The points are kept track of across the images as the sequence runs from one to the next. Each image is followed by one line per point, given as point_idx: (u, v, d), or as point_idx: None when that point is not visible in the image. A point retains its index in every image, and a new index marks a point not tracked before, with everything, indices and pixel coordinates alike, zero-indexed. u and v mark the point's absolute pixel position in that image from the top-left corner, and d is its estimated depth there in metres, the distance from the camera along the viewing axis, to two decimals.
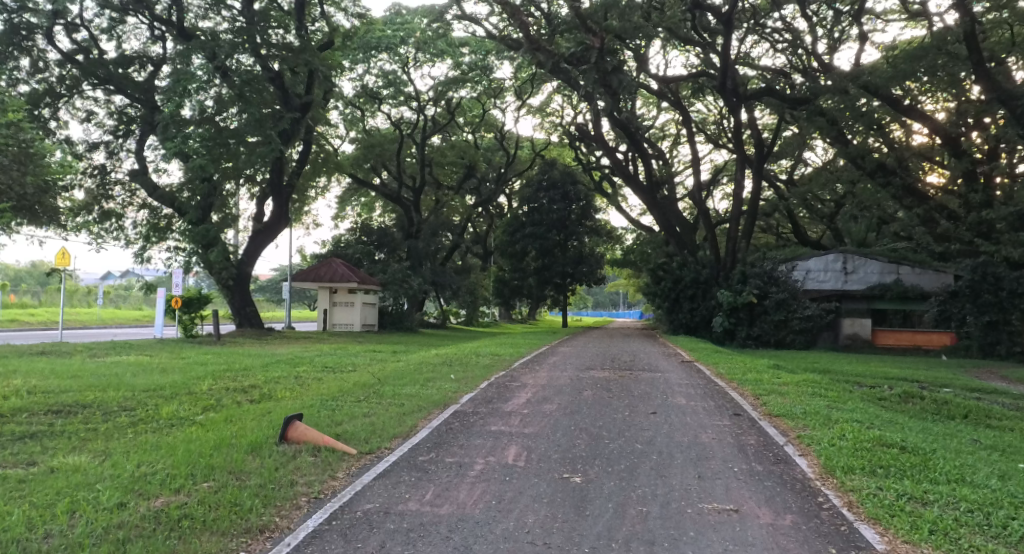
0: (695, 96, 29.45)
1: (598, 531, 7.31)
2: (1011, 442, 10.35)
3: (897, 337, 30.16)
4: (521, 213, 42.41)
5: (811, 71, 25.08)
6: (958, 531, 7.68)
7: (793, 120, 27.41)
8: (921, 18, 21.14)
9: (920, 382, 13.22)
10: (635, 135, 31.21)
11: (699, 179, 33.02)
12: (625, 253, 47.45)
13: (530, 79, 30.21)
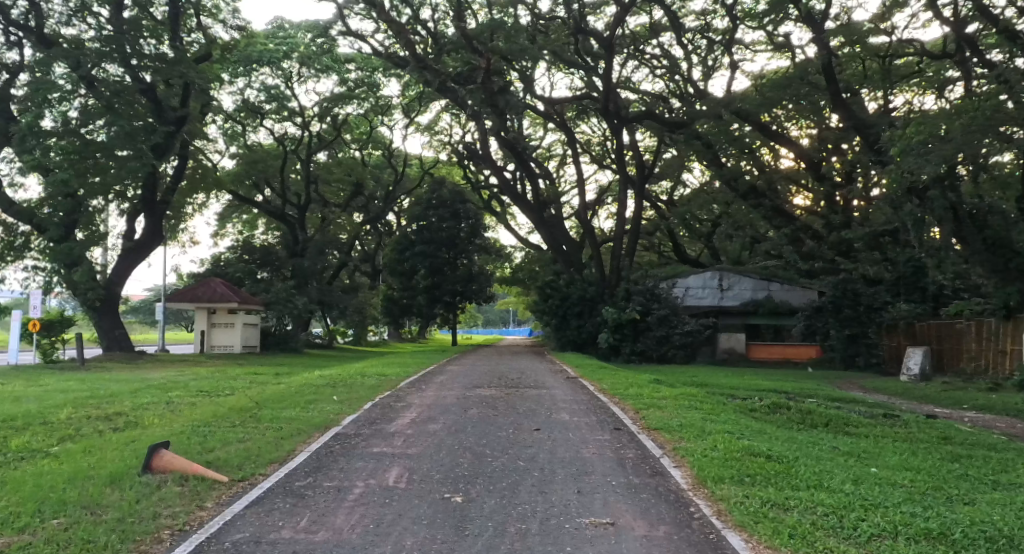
0: (580, 117, 30.19)
1: (476, 550, 7.31)
2: (866, 448, 11.08)
3: (771, 350, 31.59)
4: (410, 231, 42.10)
5: (688, 96, 26.30)
6: (814, 535, 8.09)
7: (672, 143, 28.53)
8: (785, 49, 22.37)
9: (788, 393, 13.89)
10: (522, 155, 31.70)
11: (584, 199, 33.69)
12: (513, 271, 47.98)
13: (418, 96, 30.33)
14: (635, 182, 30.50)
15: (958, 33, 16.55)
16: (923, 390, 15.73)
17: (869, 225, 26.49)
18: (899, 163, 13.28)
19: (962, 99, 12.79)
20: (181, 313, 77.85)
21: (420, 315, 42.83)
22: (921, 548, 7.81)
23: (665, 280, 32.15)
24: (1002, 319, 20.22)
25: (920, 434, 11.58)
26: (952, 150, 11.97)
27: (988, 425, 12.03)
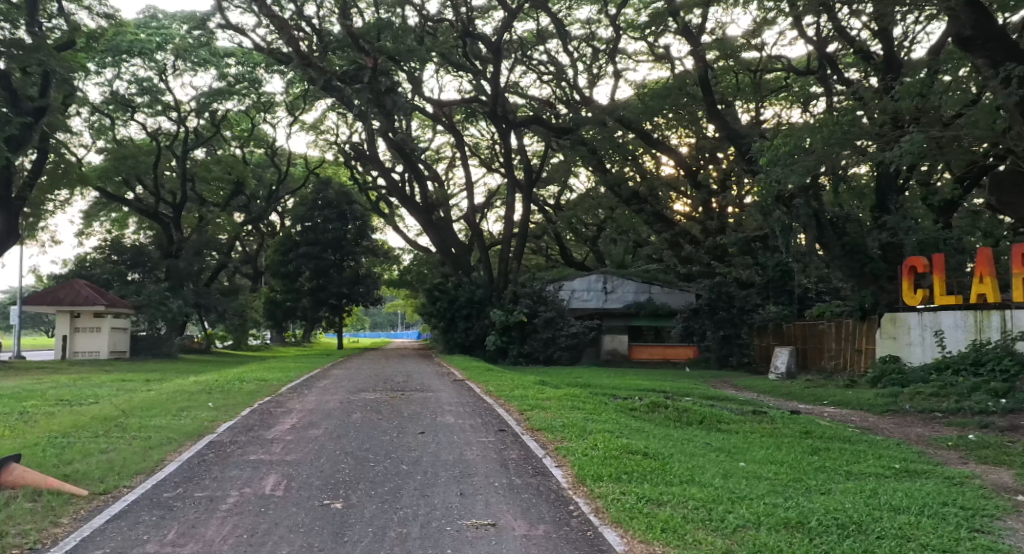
0: (469, 121, 30.41)
1: None
2: (736, 444, 11.66)
3: (651, 351, 32.91)
4: (295, 232, 41.00)
5: (574, 102, 26.85)
6: (685, 528, 8.43)
7: (558, 148, 29.11)
8: (666, 61, 23.27)
9: (666, 392, 14.40)
10: (411, 157, 31.53)
11: (473, 202, 33.75)
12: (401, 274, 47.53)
13: (303, 94, 29.74)
14: (522, 186, 30.86)
15: (819, 51, 17.61)
16: (788, 387, 16.68)
17: (742, 231, 27.78)
18: (768, 172, 14.11)
19: (824, 113, 13.52)
20: (39, 316, 72.76)
21: (305, 319, 41.88)
22: (780, 536, 8.28)
23: (552, 283, 32.63)
24: (858, 321, 21.20)
25: (785, 429, 12.29)
26: (815, 161, 12.80)
27: (843, 418, 12.91)
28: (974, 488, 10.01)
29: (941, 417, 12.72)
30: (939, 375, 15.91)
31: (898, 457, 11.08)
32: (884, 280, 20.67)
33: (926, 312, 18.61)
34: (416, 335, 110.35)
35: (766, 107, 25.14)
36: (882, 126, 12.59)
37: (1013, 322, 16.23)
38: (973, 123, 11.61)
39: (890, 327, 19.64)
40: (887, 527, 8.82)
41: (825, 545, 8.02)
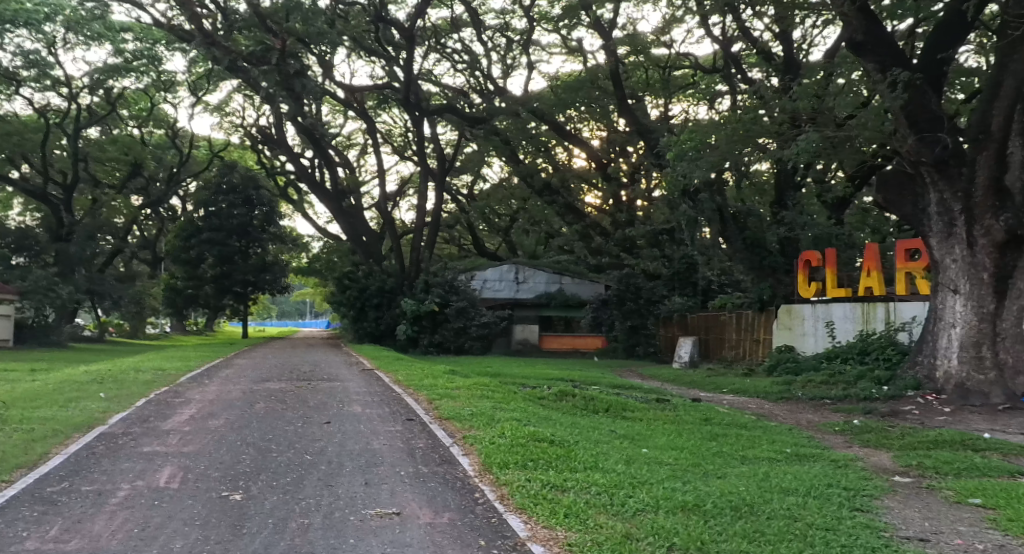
0: (381, 108, 30.08)
1: (251, 550, 7.04)
2: (640, 431, 11.98)
3: (561, 341, 33.60)
4: (197, 217, 39.52)
5: (488, 92, 26.93)
6: (587, 513, 8.59)
7: (472, 138, 29.19)
8: (578, 54, 23.57)
9: (575, 381, 14.62)
10: (321, 143, 31.02)
11: (385, 190, 33.31)
12: (310, 263, 46.47)
13: (206, 74, 28.74)
14: (435, 174, 30.72)
15: (725, 51, 18.22)
16: (690, 376, 17.23)
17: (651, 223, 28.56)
18: (675, 166, 14.58)
19: (729, 110, 13.83)
20: None
21: (208, 306, 40.75)
22: (676, 519, 8.54)
23: (463, 273, 32.60)
24: (757, 312, 22.07)
25: (686, 416, 12.69)
26: (719, 157, 13.30)
27: (741, 406, 13.44)
28: (857, 470, 10.61)
29: (830, 404, 13.40)
30: (829, 364, 16.77)
31: (791, 442, 11.62)
32: (781, 273, 21.30)
33: (819, 304, 19.56)
34: (325, 326, 108.46)
35: (675, 103, 25.77)
36: (782, 124, 12.98)
37: (898, 313, 17.34)
38: (863, 125, 12.26)
39: (786, 319, 20.46)
40: (777, 507, 9.24)
41: (718, 526, 8.32)
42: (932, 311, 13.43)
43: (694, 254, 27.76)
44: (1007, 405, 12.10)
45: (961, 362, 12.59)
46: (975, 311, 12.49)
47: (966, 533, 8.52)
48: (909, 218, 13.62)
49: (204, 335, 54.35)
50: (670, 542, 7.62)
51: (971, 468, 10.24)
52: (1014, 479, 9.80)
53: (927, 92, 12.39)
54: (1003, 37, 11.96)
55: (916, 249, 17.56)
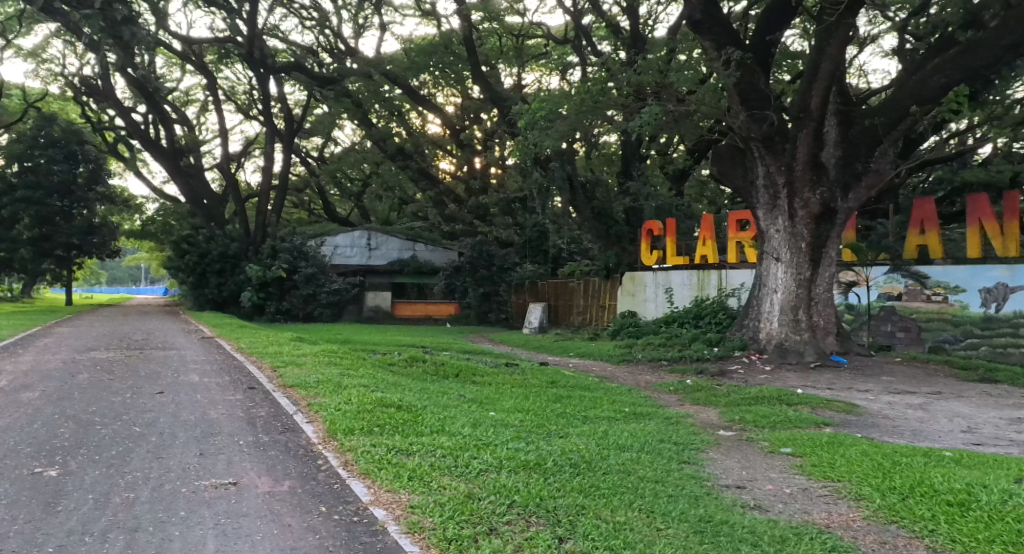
0: (222, 62, 28.64)
1: (66, 529, 6.61)
2: (488, 394, 12.21)
3: (414, 308, 31.95)
4: (9, 173, 35.92)
5: (338, 52, 26.18)
6: (431, 475, 8.63)
7: (320, 99, 28.35)
8: (432, 17, 23.33)
9: (426, 347, 14.65)
10: (154, 97, 29.12)
11: (227, 149, 31.66)
12: (143, 224, 43.51)
13: (16, 13, 25.97)
14: (283, 136, 29.96)
15: (574, 22, 18.60)
16: (540, 340, 17.74)
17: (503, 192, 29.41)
18: (526, 134, 14.79)
19: (577, 80, 14.06)
20: None
21: (24, 270, 37.57)
22: (517, 477, 8.76)
23: (314, 239, 32.27)
24: (603, 279, 23.09)
25: (533, 379, 13.08)
26: (568, 126, 13.70)
27: (585, 368, 14.00)
28: (687, 426, 11.31)
29: (666, 365, 14.21)
30: (667, 327, 17.74)
31: (629, 402, 12.23)
32: (626, 242, 22.38)
33: (659, 272, 20.71)
34: (163, 289, 102.95)
35: (527, 72, 26.27)
36: (626, 97, 13.45)
37: (728, 279, 18.52)
38: (701, 101, 12.90)
39: (629, 285, 21.72)
40: (612, 463, 9.68)
41: (556, 482, 8.61)
42: (758, 278, 14.48)
43: (545, 222, 28.67)
44: (817, 362, 13.49)
45: (781, 325, 13.73)
46: (794, 277, 13.63)
47: (777, 479, 9.31)
48: (740, 190, 14.55)
49: (14, 300, 49.76)
50: (510, 499, 7.78)
51: (785, 421, 11.17)
52: (819, 430, 10.80)
53: (756, 71, 13.21)
54: (821, 23, 12.85)
55: (746, 220, 18.80)
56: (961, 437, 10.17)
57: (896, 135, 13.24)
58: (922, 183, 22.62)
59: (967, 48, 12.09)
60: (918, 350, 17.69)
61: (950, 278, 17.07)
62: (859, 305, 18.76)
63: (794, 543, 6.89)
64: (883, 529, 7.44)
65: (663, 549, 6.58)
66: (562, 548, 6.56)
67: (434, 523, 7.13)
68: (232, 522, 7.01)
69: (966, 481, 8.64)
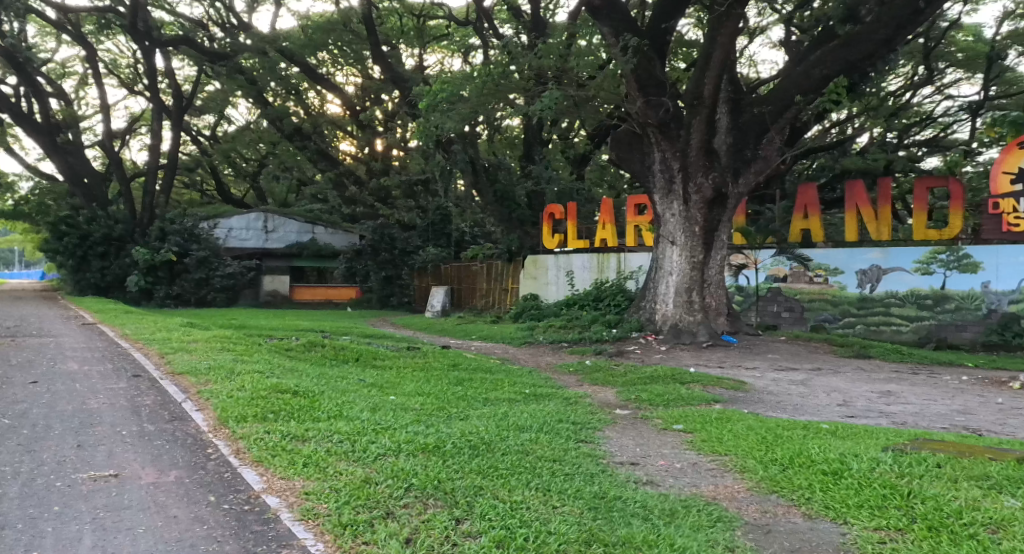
0: (103, 34, 27.31)
1: None
2: (388, 378, 12.10)
3: (313, 292, 33.75)
4: None
5: (230, 26, 25.28)
6: (327, 461, 8.35)
7: (212, 75, 27.31)
8: None
9: (326, 331, 14.39)
10: (27, 68, 27.33)
11: (110, 126, 30.08)
12: (14, 205, 40.56)
13: None
14: (171, 113, 28.84)
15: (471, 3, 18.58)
16: (444, 324, 17.72)
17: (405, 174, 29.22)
18: (427, 115, 14.69)
19: (479, 63, 14.03)
20: None
21: None
22: (415, 460, 8.55)
23: (205, 222, 31.31)
24: (506, 262, 23.21)
25: (434, 362, 13.07)
26: (470, 109, 13.75)
27: (487, 350, 14.11)
28: (585, 406, 11.54)
29: (566, 346, 14.50)
30: (569, 309, 18.04)
31: (529, 383, 12.37)
32: (528, 225, 22.92)
33: (561, 255, 21.11)
34: (38, 274, 96.71)
35: (428, 54, 26.21)
36: (528, 81, 13.55)
37: (627, 263, 19.14)
38: (600, 86, 13.11)
39: (531, 269, 21.88)
40: (510, 444, 9.71)
41: (455, 464, 8.47)
42: (654, 261, 14.92)
43: (447, 205, 28.81)
44: (709, 342, 14.06)
45: (676, 306, 14.22)
46: (688, 260, 14.13)
47: (669, 454, 9.61)
48: (638, 175, 14.92)
49: None
50: (406, 482, 7.48)
51: (677, 399, 11.54)
52: (709, 406, 11.21)
53: (652, 58, 13.51)
54: (713, 13, 13.19)
55: (644, 204, 19.60)
56: (838, 411, 10.75)
57: (782, 123, 13.85)
58: (806, 169, 23.89)
59: (846, 41, 12.76)
60: (801, 328, 18.78)
61: (830, 261, 18.29)
62: (748, 286, 19.67)
63: (682, 516, 6.87)
64: (764, 498, 7.58)
65: (557, 525, 6.31)
66: (459, 529, 6.28)
67: (328, 509, 6.84)
68: (112, 516, 6.68)
69: (840, 451, 9.16)
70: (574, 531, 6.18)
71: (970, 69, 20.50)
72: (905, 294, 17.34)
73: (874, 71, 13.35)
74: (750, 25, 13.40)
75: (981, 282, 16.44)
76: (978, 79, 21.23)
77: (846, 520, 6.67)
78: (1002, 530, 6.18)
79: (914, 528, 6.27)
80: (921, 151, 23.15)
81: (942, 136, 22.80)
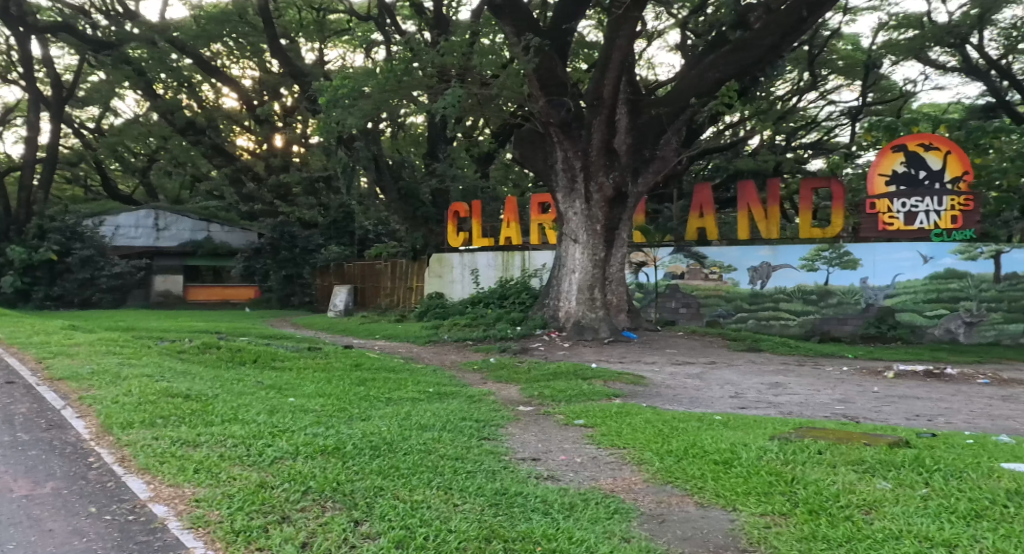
0: None
1: None
2: (287, 380, 11.80)
3: (209, 292, 33.57)
4: None
5: (116, 14, 24.12)
6: (220, 466, 7.97)
7: (98, 64, 25.97)
8: None
9: (223, 332, 13.95)
10: None
11: None
12: None
13: None
14: (51, 103, 27.28)
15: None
16: (346, 323, 17.46)
17: (307, 170, 29.48)
18: (327, 111, 14.47)
19: (381, 59, 13.97)
20: None
21: None
22: (314, 463, 8.28)
23: (89, 218, 29.54)
24: (411, 261, 23.12)
25: (336, 362, 12.86)
26: (372, 105, 13.69)
27: (390, 350, 13.97)
28: (489, 403, 11.58)
29: (471, 344, 14.54)
30: (473, 307, 18.11)
31: (433, 382, 12.32)
32: (433, 223, 23.11)
33: (465, 253, 21.18)
34: None
35: (329, 48, 25.90)
36: (430, 79, 13.57)
37: (532, 261, 19.39)
38: (503, 84, 13.23)
39: (436, 267, 21.83)
40: (413, 443, 9.56)
41: (355, 465, 8.23)
42: (558, 260, 15.12)
43: (351, 203, 28.56)
44: (610, 338, 14.39)
45: (578, 303, 14.49)
46: (590, 258, 14.40)
47: (569, 449, 9.74)
48: (541, 173, 15.08)
49: None
50: (305, 486, 7.19)
51: (579, 394, 11.71)
52: (610, 401, 11.42)
53: (554, 58, 13.72)
54: (612, 14, 13.43)
55: (548, 203, 19.84)
56: (730, 402, 11.17)
57: (679, 124, 14.32)
58: (702, 170, 24.82)
59: (738, 45, 13.29)
60: (697, 324, 19.36)
61: (724, 258, 18.98)
62: (648, 283, 20.05)
63: (581, 509, 6.86)
64: (661, 489, 7.71)
65: (458, 523, 6.20)
66: (358, 532, 6.06)
67: (221, 516, 6.48)
68: None
69: (730, 441, 9.51)
70: (474, 528, 6.05)
71: (849, 77, 21.69)
72: (792, 290, 18.26)
73: (763, 76, 13.98)
74: (647, 28, 13.73)
75: (859, 278, 17.65)
76: (857, 87, 22.38)
77: (735, 507, 6.84)
78: (875, 510, 6.40)
79: (796, 512, 6.45)
80: (808, 154, 24.35)
81: (825, 139, 24.06)
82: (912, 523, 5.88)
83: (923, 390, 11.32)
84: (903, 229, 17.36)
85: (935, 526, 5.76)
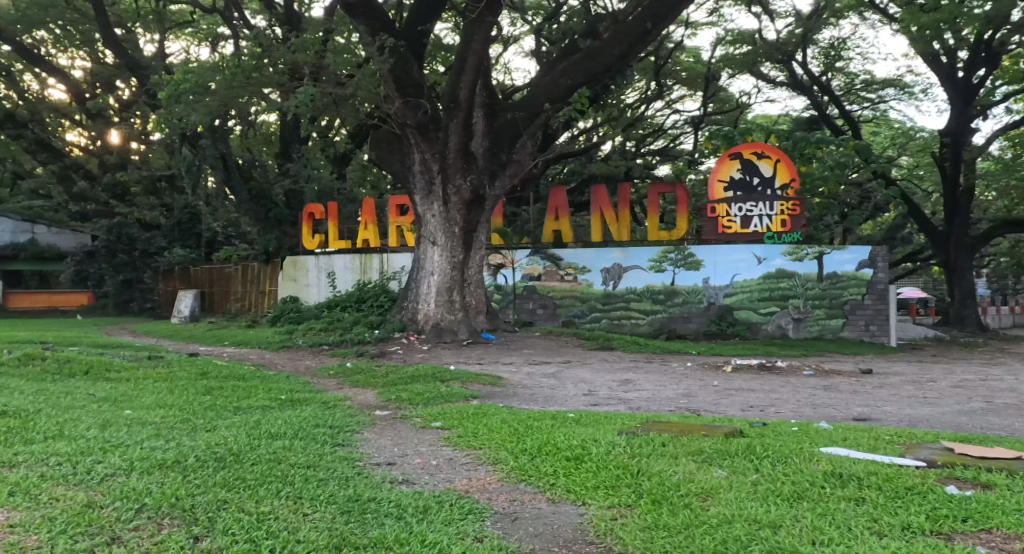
0: None
1: None
2: (124, 392, 11.02)
3: (34, 299, 31.18)
4: None
5: None
6: (40, 487, 7.24)
7: None
8: None
9: (50, 342, 12.88)
10: None
11: None
12: None
13: None
14: None
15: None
16: (192, 330, 16.62)
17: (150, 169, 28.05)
18: (167, 107, 13.88)
19: (228, 55, 13.61)
20: None
21: None
22: (151, 478, 7.71)
23: None
24: (263, 264, 22.30)
25: (181, 372, 12.14)
26: (218, 102, 13.39)
27: (241, 357, 13.42)
28: (344, 409, 11.31)
29: (327, 349, 14.20)
30: (330, 311, 17.69)
31: (286, 389, 11.90)
32: (286, 225, 23.21)
33: (322, 255, 20.64)
34: None
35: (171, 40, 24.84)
36: (278, 77, 13.35)
37: (390, 263, 19.41)
38: (358, 85, 13.15)
39: (291, 270, 21.12)
40: (261, 453, 9.14)
41: (197, 479, 7.70)
42: (416, 262, 15.12)
43: (198, 204, 27.39)
44: (469, 339, 14.53)
45: (437, 306, 14.57)
46: (448, 260, 14.50)
47: (425, 452, 9.66)
48: (398, 175, 15.02)
49: None
50: (139, 502, 6.62)
51: (437, 397, 11.66)
52: (467, 402, 11.43)
53: (410, 60, 13.73)
54: (467, 18, 13.57)
55: (406, 204, 20.04)
56: (582, 400, 11.48)
57: (534, 128, 14.68)
58: (558, 173, 25.61)
59: (589, 54, 13.72)
60: (554, 324, 19.67)
61: (579, 260, 19.46)
62: (506, 285, 20.08)
63: (435, 511, 6.69)
64: (513, 487, 7.73)
65: (307, 533, 5.82)
66: (197, 547, 5.56)
67: (38, 540, 5.72)
68: None
69: (581, 437, 9.75)
70: (324, 537, 5.70)
71: (692, 88, 22.92)
72: (642, 290, 19.09)
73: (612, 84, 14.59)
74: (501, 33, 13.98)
75: (703, 278, 18.75)
76: (699, 97, 23.80)
77: (584, 501, 6.95)
78: (711, 498, 6.67)
79: (641, 504, 6.61)
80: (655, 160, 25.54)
81: (671, 146, 25.40)
82: (742, 507, 6.13)
83: (756, 382, 12.11)
84: (740, 232, 18.65)
85: (763, 509, 6.01)
